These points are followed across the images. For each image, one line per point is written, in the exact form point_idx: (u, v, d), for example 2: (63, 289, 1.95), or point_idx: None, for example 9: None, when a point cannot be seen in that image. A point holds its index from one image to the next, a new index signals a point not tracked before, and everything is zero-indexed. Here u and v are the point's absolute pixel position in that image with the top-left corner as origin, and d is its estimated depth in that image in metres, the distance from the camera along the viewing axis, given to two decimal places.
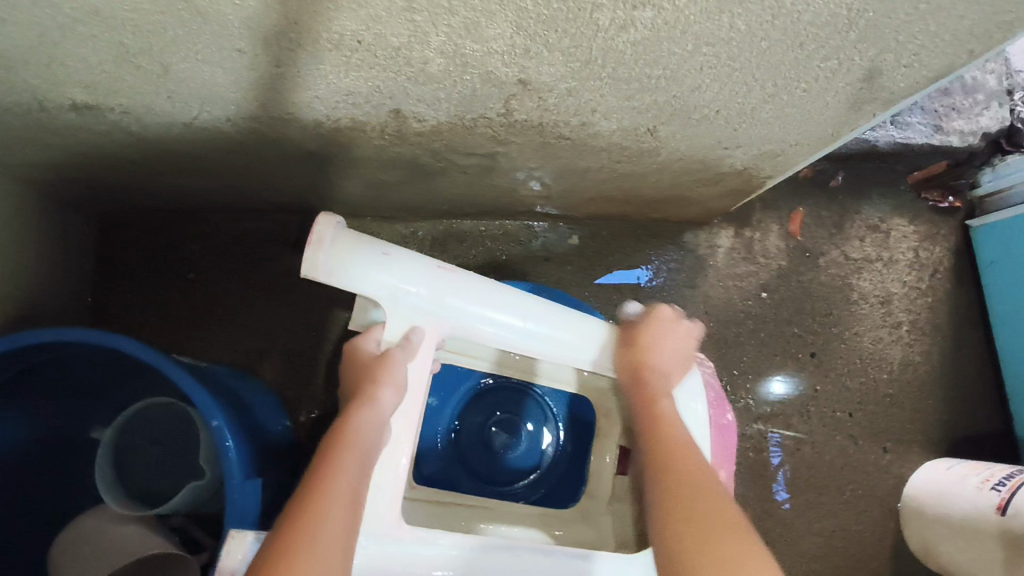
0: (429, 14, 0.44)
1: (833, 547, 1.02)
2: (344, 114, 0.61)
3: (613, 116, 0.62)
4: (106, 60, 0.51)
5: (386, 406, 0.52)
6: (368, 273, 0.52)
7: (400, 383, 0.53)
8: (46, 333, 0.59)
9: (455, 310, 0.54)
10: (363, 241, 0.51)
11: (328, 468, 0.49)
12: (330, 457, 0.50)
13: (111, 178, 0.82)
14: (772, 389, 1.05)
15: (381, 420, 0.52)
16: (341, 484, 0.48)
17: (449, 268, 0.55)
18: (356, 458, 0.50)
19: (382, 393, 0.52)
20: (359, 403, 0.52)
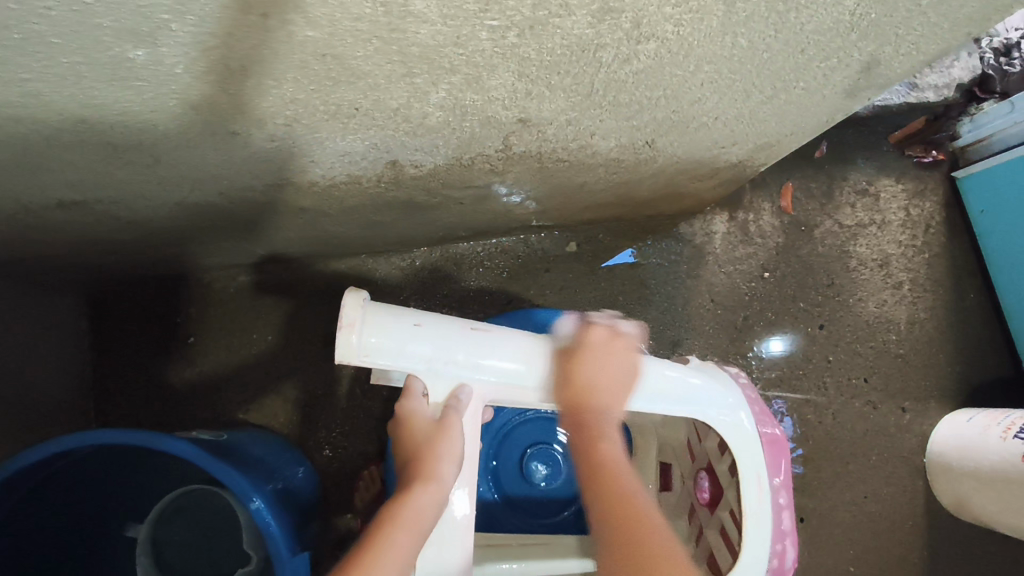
0: (430, 76, 0.43)
1: (867, 512, 1.04)
2: (340, 172, 0.59)
3: (611, 136, 0.61)
4: (93, 159, 0.49)
5: (446, 483, 0.49)
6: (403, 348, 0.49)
7: (458, 458, 0.50)
8: (71, 440, 0.57)
9: (498, 371, 0.52)
10: (393, 314, 0.48)
11: (377, 547, 0.44)
12: (384, 532, 0.45)
13: (99, 256, 0.79)
14: (770, 347, 1.06)
15: (443, 498, 0.49)
16: (393, 562, 0.44)
17: (483, 326, 0.52)
18: (411, 537, 0.45)
19: (444, 469, 0.49)
20: (420, 477, 0.48)
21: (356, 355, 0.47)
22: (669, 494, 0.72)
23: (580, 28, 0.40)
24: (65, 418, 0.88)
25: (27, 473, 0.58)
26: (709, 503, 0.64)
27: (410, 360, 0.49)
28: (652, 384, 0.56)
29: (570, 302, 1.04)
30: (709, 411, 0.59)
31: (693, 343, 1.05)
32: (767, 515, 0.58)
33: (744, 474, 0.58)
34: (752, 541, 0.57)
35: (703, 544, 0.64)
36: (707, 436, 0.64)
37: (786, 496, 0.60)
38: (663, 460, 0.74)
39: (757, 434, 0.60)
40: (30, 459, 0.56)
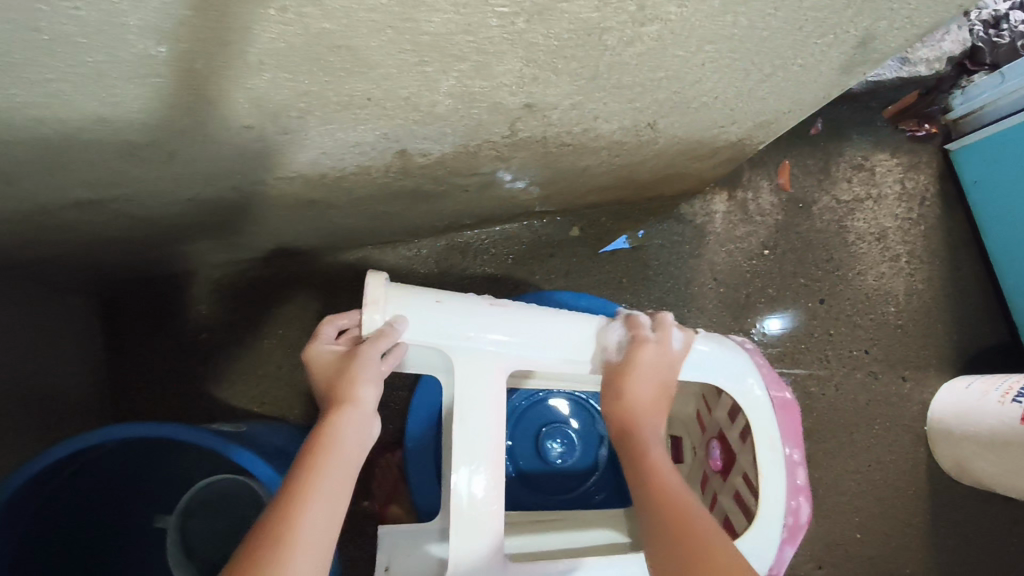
0: (440, 64, 0.44)
1: (871, 480, 1.06)
2: (350, 163, 0.60)
3: (615, 119, 0.63)
4: (111, 157, 0.50)
5: (367, 404, 0.51)
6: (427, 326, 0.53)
7: (377, 378, 0.52)
8: (96, 435, 0.59)
9: (515, 343, 0.55)
10: (417, 294, 0.53)
11: (306, 475, 0.46)
12: (309, 461, 0.47)
13: (109, 255, 0.80)
14: (769, 327, 1.08)
15: (363, 417, 0.51)
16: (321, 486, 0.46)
17: (501, 302, 0.56)
18: (338, 459, 0.48)
19: (361, 392, 0.51)
20: (337, 403, 0.50)
21: (380, 329, 0.52)
22: (681, 467, 0.74)
23: (587, 12, 0.41)
24: (84, 417, 0.89)
25: (56, 466, 0.60)
26: (722, 470, 0.66)
27: (434, 333, 0.53)
28: (662, 352, 0.59)
29: (575, 285, 1.05)
30: (718, 378, 0.60)
31: (697, 322, 1.07)
32: (781, 475, 0.59)
33: (758, 438, 0.60)
34: (767, 501, 0.59)
35: (718, 510, 0.66)
36: (717, 406, 0.67)
37: (800, 454, 0.61)
38: (674, 433, 0.76)
39: (768, 398, 0.61)
40: (60, 453, 0.58)
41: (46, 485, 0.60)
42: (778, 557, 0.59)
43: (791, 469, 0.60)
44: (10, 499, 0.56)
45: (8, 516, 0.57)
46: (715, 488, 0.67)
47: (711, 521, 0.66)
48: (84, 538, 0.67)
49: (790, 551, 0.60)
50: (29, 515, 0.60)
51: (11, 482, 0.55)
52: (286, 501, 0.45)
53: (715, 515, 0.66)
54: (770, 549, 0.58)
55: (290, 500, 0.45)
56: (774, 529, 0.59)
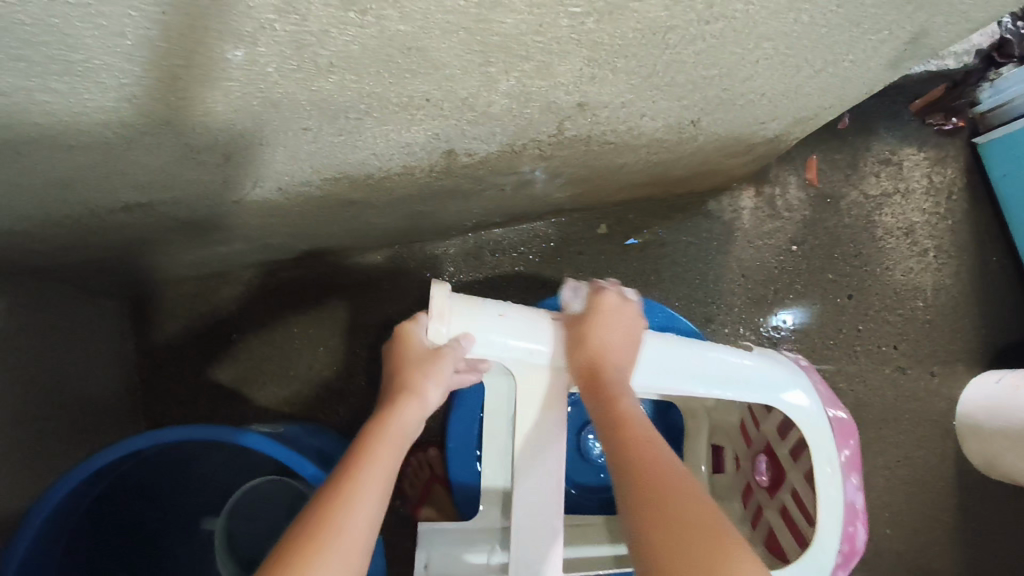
0: (504, 64, 0.44)
1: (900, 475, 1.05)
2: (397, 163, 0.60)
3: (660, 116, 0.62)
4: (169, 161, 0.49)
5: (429, 404, 0.53)
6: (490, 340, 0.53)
7: (446, 383, 0.53)
8: (147, 438, 0.59)
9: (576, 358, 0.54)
10: (482, 306, 0.53)
11: (365, 456, 0.48)
12: (369, 444, 0.49)
13: (145, 257, 0.80)
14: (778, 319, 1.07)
15: (421, 414, 0.53)
16: (379, 468, 0.47)
17: (560, 318, 0.56)
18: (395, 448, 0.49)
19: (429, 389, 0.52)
20: (405, 393, 0.52)
21: (449, 343, 0.51)
22: (723, 476, 0.74)
23: (657, 11, 0.41)
24: (118, 418, 0.89)
25: (101, 471, 0.60)
26: (769, 486, 0.66)
27: (496, 348, 0.52)
28: (719, 371, 0.58)
29: (604, 283, 1.05)
30: (776, 396, 0.60)
31: (725, 318, 1.06)
32: (840, 498, 0.59)
33: (819, 461, 0.59)
34: (826, 526, 0.58)
35: (762, 525, 0.66)
36: (765, 420, 0.67)
37: (857, 476, 0.61)
38: (714, 442, 0.75)
39: (825, 417, 0.61)
40: (107, 459, 0.58)
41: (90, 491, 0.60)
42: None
43: (850, 493, 0.59)
44: (56, 507, 0.56)
45: (54, 522, 0.57)
46: (760, 501, 0.68)
47: (753, 535, 0.67)
48: (126, 537, 0.68)
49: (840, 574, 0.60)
50: (74, 520, 0.60)
51: (60, 488, 0.55)
52: (346, 479, 0.46)
53: (758, 531, 0.67)
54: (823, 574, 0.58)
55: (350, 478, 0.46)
56: (830, 555, 0.58)
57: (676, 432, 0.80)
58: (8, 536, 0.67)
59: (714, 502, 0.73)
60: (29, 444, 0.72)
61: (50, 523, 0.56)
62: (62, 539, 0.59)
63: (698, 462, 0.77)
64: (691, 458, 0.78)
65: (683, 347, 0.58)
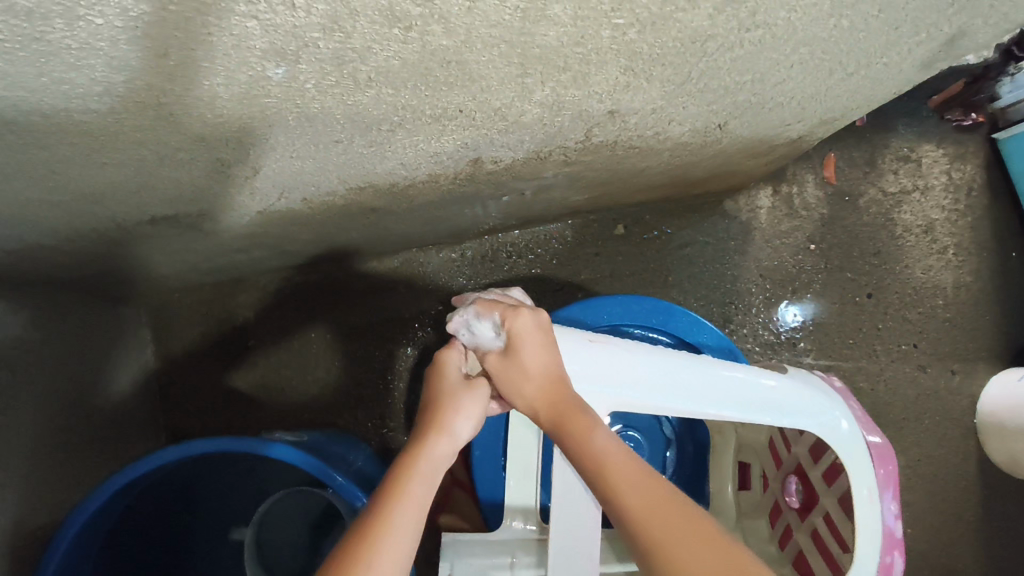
0: (541, 75, 0.43)
1: (921, 474, 1.05)
2: (423, 172, 0.60)
3: (689, 121, 0.62)
4: (199, 175, 0.49)
5: (459, 437, 0.52)
6: None
7: (474, 416, 0.53)
8: (175, 450, 0.58)
9: (606, 382, 0.56)
10: None
11: (391, 500, 0.46)
12: (397, 484, 0.47)
13: (166, 265, 0.80)
14: (785, 318, 1.06)
15: (453, 449, 0.52)
16: (405, 513, 0.45)
17: (600, 339, 0.57)
18: (423, 488, 0.48)
19: (459, 425, 0.52)
20: (436, 429, 0.51)
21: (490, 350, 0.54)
22: (750, 494, 0.72)
23: (699, 20, 0.41)
24: (138, 426, 0.89)
25: (127, 487, 0.60)
26: (800, 509, 0.65)
27: None
28: (754, 398, 0.58)
29: (621, 284, 1.05)
30: (812, 421, 0.58)
31: (743, 318, 1.06)
32: (878, 525, 0.56)
33: (857, 484, 0.57)
34: (862, 555, 0.55)
35: (792, 546, 0.65)
36: (797, 441, 0.65)
37: (895, 501, 0.58)
38: (741, 459, 0.74)
39: (862, 440, 0.58)
40: (135, 473, 0.57)
41: (118, 506, 0.60)
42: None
43: (890, 521, 0.57)
44: (84, 523, 0.56)
45: (83, 538, 0.57)
46: (790, 522, 0.66)
47: (782, 556, 0.65)
48: (156, 547, 0.68)
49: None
50: (101, 536, 0.60)
51: (92, 501, 0.55)
52: (374, 527, 0.44)
53: (787, 552, 0.65)
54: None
55: (377, 522, 0.44)
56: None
57: (699, 448, 0.78)
58: (35, 549, 0.67)
59: (741, 518, 0.72)
60: (55, 456, 0.72)
61: (79, 539, 0.56)
62: (91, 554, 0.59)
63: (725, 479, 0.75)
64: (717, 473, 0.76)
65: (716, 369, 0.57)
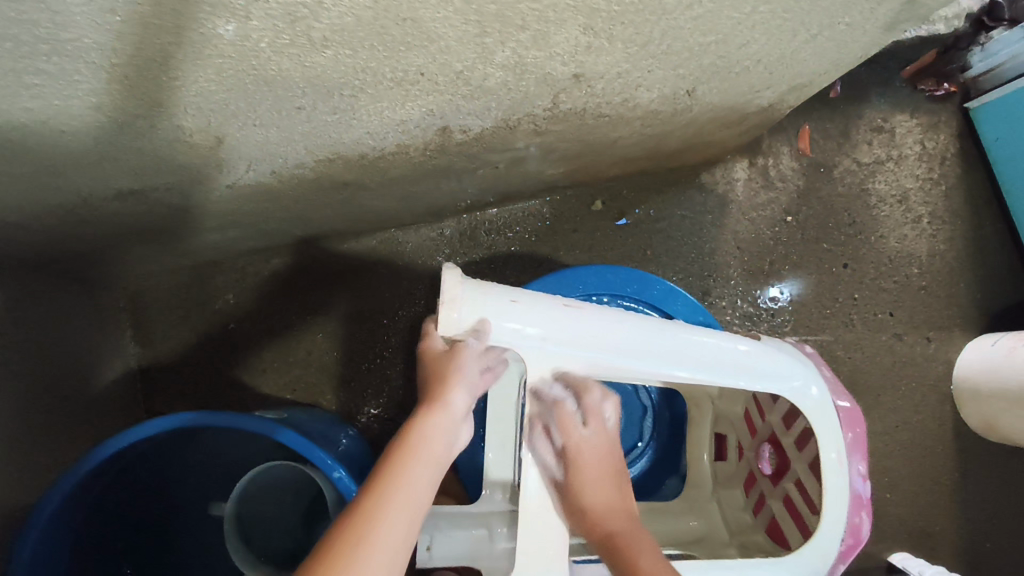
0: (500, 35, 0.43)
1: (899, 441, 1.07)
2: (392, 141, 0.60)
3: (656, 87, 0.62)
4: (162, 145, 0.49)
5: (457, 409, 0.52)
6: (499, 325, 0.51)
7: (470, 385, 0.53)
8: (154, 424, 0.59)
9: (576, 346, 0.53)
10: (491, 291, 0.51)
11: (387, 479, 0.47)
12: (394, 463, 0.48)
13: (140, 247, 0.80)
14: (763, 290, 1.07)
15: (453, 420, 0.51)
16: (400, 495, 0.46)
17: (574, 304, 0.54)
18: (420, 462, 0.48)
19: (455, 395, 0.52)
20: (432, 401, 0.51)
21: (461, 329, 0.49)
22: (724, 464, 0.71)
23: None
24: (117, 411, 0.89)
25: (109, 462, 0.60)
26: (773, 475, 0.63)
27: (504, 335, 0.51)
28: (726, 360, 0.57)
29: (599, 259, 1.05)
30: (785, 386, 0.57)
31: (722, 291, 1.07)
32: (845, 487, 0.56)
33: (824, 447, 0.56)
34: (828, 516, 0.55)
35: (765, 513, 0.64)
36: (771, 409, 0.64)
37: (863, 464, 0.57)
38: (718, 431, 0.73)
39: (830, 403, 0.58)
40: (119, 444, 0.58)
41: (96, 487, 0.60)
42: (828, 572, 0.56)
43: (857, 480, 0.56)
44: (60, 506, 0.56)
45: (61, 520, 0.57)
46: (763, 490, 0.65)
47: (756, 525, 0.64)
48: (139, 527, 0.68)
49: (840, 566, 0.56)
50: (81, 518, 0.60)
51: (71, 476, 0.55)
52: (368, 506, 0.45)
53: (760, 519, 0.64)
54: (825, 563, 0.55)
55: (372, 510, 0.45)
56: (832, 544, 0.55)
57: (677, 420, 0.78)
58: (12, 532, 0.67)
59: (716, 489, 0.70)
60: (30, 440, 0.71)
61: (58, 521, 0.56)
62: (72, 535, 0.59)
63: (701, 448, 0.74)
64: (694, 443, 0.75)
65: (690, 336, 0.56)
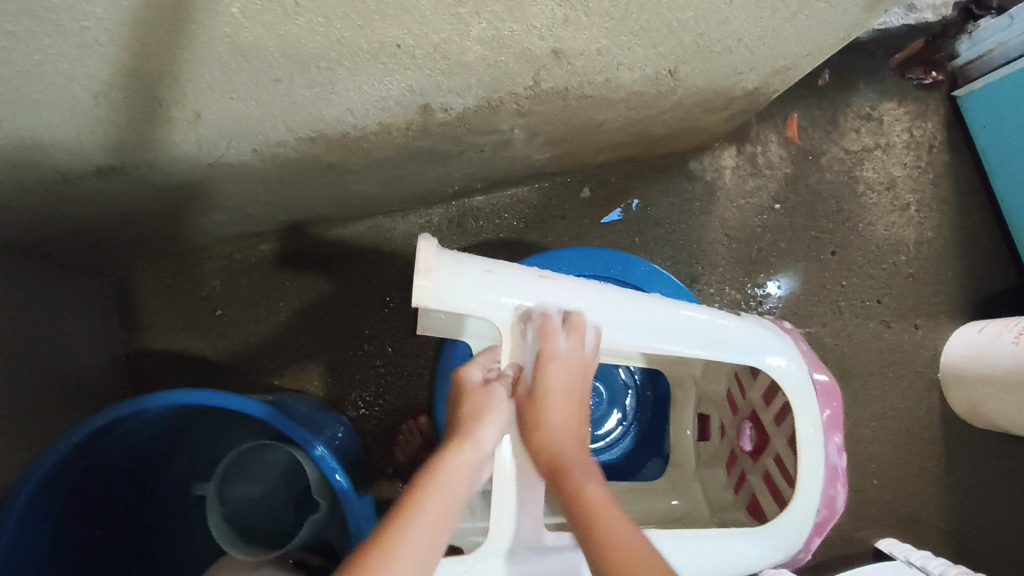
0: (475, 4, 0.45)
1: (886, 427, 1.07)
2: (373, 119, 0.60)
3: (638, 66, 0.62)
4: (138, 117, 0.49)
5: (485, 449, 0.51)
6: (475, 295, 0.50)
7: (500, 425, 0.53)
8: (134, 403, 0.58)
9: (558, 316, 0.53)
10: (467, 261, 0.51)
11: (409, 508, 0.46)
12: (416, 494, 0.47)
13: (125, 230, 0.80)
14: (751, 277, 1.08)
15: (480, 461, 0.51)
16: (420, 523, 0.45)
17: (551, 275, 0.55)
18: (442, 494, 0.47)
19: (483, 433, 0.52)
20: (459, 438, 0.51)
21: (436, 298, 0.49)
22: (706, 444, 0.71)
23: None
24: (102, 395, 0.89)
25: (89, 440, 0.60)
26: (753, 452, 0.64)
27: (481, 303, 0.51)
28: (706, 332, 0.57)
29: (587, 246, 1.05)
30: (763, 360, 0.58)
31: (709, 278, 1.07)
32: (821, 458, 0.56)
33: (802, 419, 0.56)
34: (805, 487, 0.55)
35: (745, 490, 0.64)
36: (752, 386, 0.64)
37: (841, 436, 0.58)
38: (701, 412, 0.73)
39: (808, 380, 0.58)
40: (99, 423, 0.58)
41: (78, 466, 0.61)
42: (805, 545, 0.56)
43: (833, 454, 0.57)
44: (42, 483, 0.56)
45: (43, 497, 0.57)
46: (744, 468, 0.65)
47: (737, 502, 0.64)
48: (121, 507, 0.68)
49: (816, 539, 0.57)
50: (62, 496, 0.60)
51: (51, 455, 0.55)
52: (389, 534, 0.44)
53: (740, 497, 0.64)
54: (801, 536, 0.55)
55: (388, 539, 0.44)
56: (807, 514, 0.55)
57: (659, 400, 0.80)
58: None
59: (698, 468, 0.71)
60: (14, 421, 0.71)
61: (39, 498, 0.57)
62: (53, 513, 0.59)
63: (684, 429, 0.75)
64: (676, 424, 0.76)
65: (665, 308, 0.57)
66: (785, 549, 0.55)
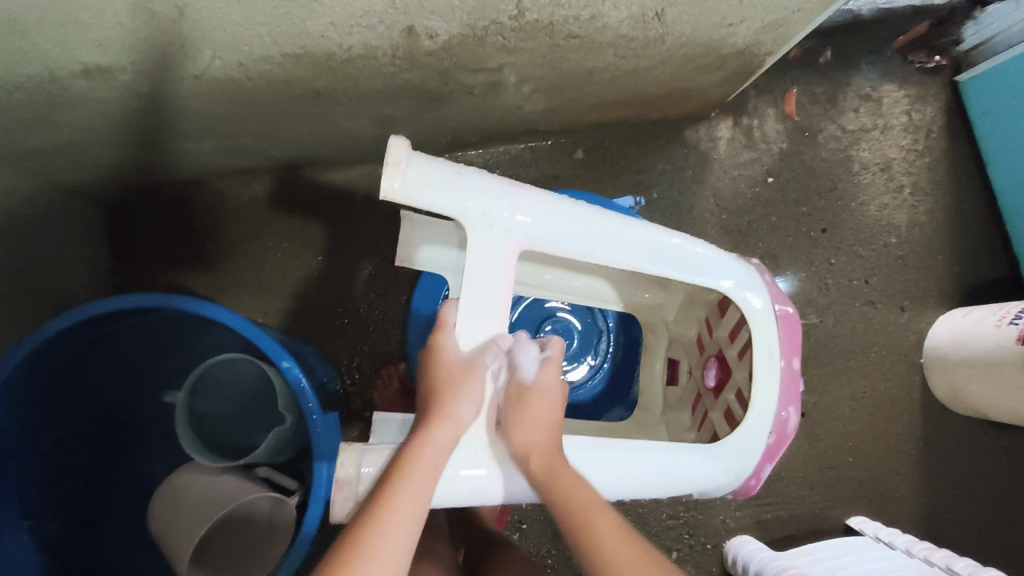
0: None
1: (866, 407, 1.07)
2: (358, 40, 0.61)
3: (623, 3, 0.63)
4: (122, 8, 0.51)
5: (463, 422, 0.55)
6: (443, 193, 0.54)
7: (477, 399, 0.55)
8: (105, 304, 0.59)
9: (532, 225, 0.57)
10: (436, 163, 0.54)
11: (389, 499, 0.50)
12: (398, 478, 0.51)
13: (117, 154, 0.81)
14: (738, 249, 1.08)
15: (456, 435, 0.54)
16: (401, 515, 0.49)
17: (520, 184, 0.58)
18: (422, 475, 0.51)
19: (460, 410, 0.55)
20: (438, 415, 0.54)
21: (400, 193, 0.53)
22: (675, 388, 0.74)
23: None
24: None
25: (63, 336, 0.61)
26: (715, 389, 0.67)
27: (447, 205, 0.54)
28: (674, 255, 0.61)
29: None
30: (727, 283, 0.62)
31: None
32: (775, 383, 0.60)
33: (760, 345, 0.60)
34: (756, 411, 0.60)
35: (706, 427, 0.67)
36: (719, 324, 0.67)
37: (797, 365, 0.62)
38: (671, 356, 0.76)
39: (771, 311, 0.62)
40: (69, 322, 0.59)
41: (49, 362, 0.62)
42: (755, 472, 0.62)
43: (788, 381, 0.61)
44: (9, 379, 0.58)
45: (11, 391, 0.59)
46: (707, 407, 0.68)
47: (697, 438, 0.68)
48: (91, 407, 0.71)
49: (766, 464, 0.62)
50: (30, 392, 0.62)
51: (21, 349, 0.57)
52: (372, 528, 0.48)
53: (701, 434, 0.67)
54: (750, 460, 0.60)
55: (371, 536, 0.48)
56: (758, 435, 0.60)
57: (631, 344, 0.83)
58: None
59: (665, 411, 0.74)
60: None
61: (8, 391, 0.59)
62: (20, 406, 0.61)
63: (655, 374, 0.77)
64: (647, 367, 0.79)
65: (634, 229, 0.61)
66: (734, 472, 0.60)
